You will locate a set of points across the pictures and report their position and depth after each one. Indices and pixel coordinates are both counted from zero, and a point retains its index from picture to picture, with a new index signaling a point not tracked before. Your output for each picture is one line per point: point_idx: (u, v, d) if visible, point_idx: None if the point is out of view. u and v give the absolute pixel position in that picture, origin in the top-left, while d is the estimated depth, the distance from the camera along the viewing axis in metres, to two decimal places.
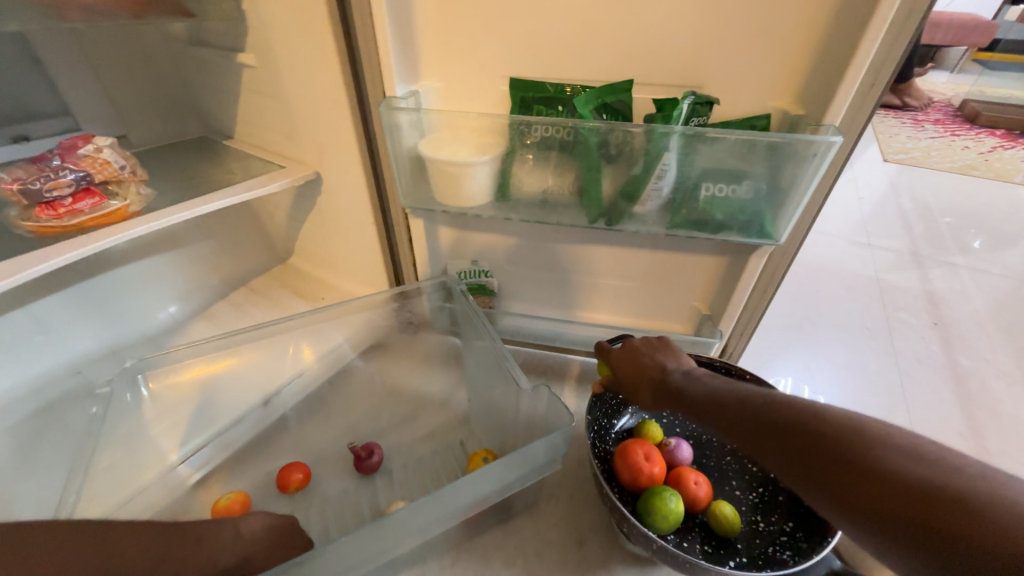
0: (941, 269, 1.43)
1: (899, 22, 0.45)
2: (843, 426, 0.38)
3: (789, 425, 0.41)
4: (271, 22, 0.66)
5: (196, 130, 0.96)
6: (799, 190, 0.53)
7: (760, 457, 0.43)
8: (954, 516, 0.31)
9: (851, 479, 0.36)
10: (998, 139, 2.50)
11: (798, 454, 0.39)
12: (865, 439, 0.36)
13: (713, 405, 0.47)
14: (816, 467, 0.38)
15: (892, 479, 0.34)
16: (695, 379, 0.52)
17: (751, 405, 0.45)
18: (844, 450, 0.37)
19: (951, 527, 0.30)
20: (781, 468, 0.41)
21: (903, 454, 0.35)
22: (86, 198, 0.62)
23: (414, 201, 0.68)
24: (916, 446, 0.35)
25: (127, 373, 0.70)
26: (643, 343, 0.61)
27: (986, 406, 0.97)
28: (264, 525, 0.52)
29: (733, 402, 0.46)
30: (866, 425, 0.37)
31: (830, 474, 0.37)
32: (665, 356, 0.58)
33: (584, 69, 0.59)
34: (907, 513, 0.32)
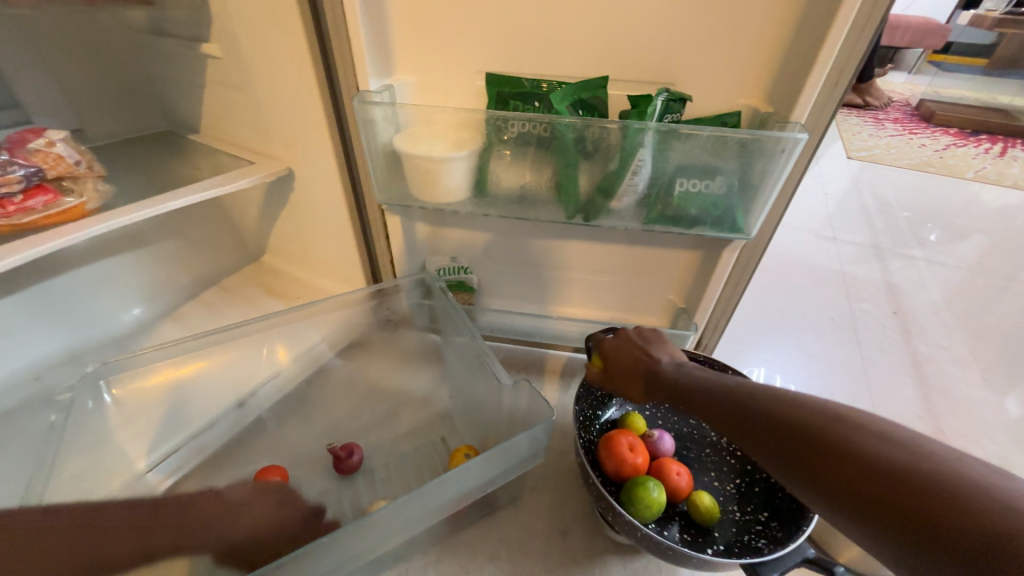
0: (901, 261, 1.51)
1: (861, 22, 0.46)
2: (825, 413, 0.39)
3: (773, 414, 0.42)
4: (237, 12, 0.63)
5: (160, 124, 0.92)
6: (769, 186, 0.55)
7: (746, 446, 0.44)
8: (925, 497, 0.31)
9: (832, 465, 0.36)
10: (951, 137, 2.64)
11: (781, 441, 0.40)
12: (844, 425, 0.37)
13: (704, 395, 0.49)
14: (797, 453, 0.38)
15: (867, 462, 0.34)
16: (688, 371, 0.54)
17: (741, 398, 0.45)
18: (824, 435, 0.37)
19: (922, 507, 0.31)
20: (764, 456, 0.41)
21: (880, 438, 0.35)
22: (38, 195, 0.59)
23: (391, 197, 0.67)
24: (893, 430, 0.35)
25: (88, 379, 0.65)
26: (636, 335, 0.62)
27: (942, 390, 1.03)
28: (244, 492, 0.60)
29: (724, 393, 0.47)
30: (846, 413, 0.38)
31: (810, 459, 0.37)
32: (658, 347, 0.59)
33: (560, 65, 0.60)
34: (886, 499, 0.32)
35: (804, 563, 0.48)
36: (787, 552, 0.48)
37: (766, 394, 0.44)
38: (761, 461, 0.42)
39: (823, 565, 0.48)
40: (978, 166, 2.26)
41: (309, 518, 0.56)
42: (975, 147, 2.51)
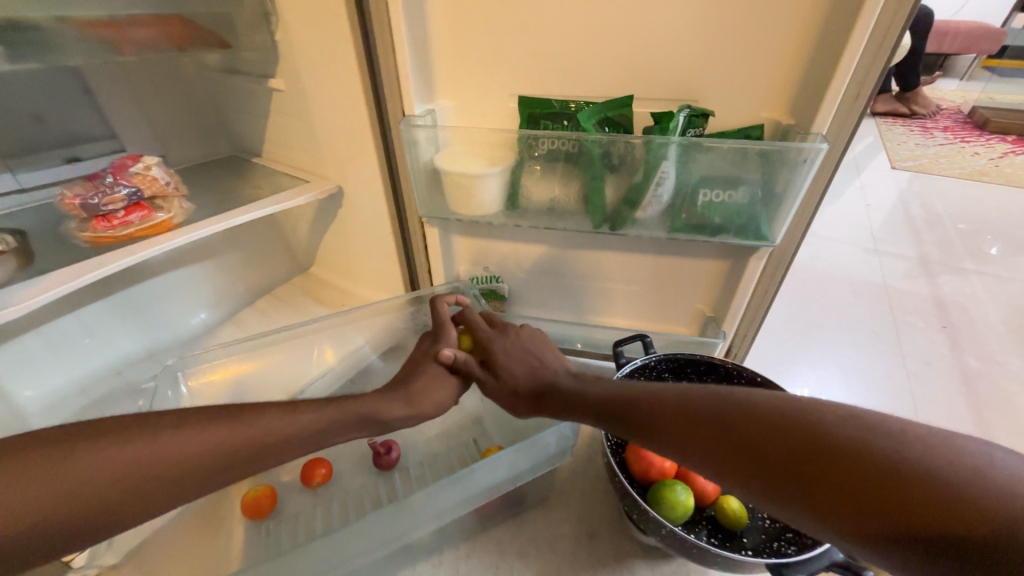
0: (952, 275, 1.43)
1: (879, 37, 0.48)
2: (796, 414, 0.37)
3: (740, 421, 0.39)
4: (300, 50, 0.72)
5: (227, 150, 1.03)
6: (793, 194, 0.56)
7: (711, 471, 0.40)
8: (931, 495, 0.29)
9: (819, 477, 0.33)
10: (1010, 145, 2.49)
11: (758, 459, 0.37)
12: (820, 427, 0.35)
13: (647, 408, 0.46)
14: (777, 465, 0.36)
15: (851, 461, 0.33)
16: (594, 381, 0.55)
17: (699, 408, 0.42)
18: (807, 444, 0.35)
19: (925, 509, 0.29)
20: (733, 474, 0.38)
21: (863, 432, 0.34)
22: (136, 211, 0.68)
23: (431, 211, 0.73)
24: (875, 421, 0.34)
25: (168, 371, 0.72)
26: (528, 339, 0.63)
27: (1000, 409, 0.97)
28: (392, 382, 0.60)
29: (672, 404, 0.44)
30: (814, 411, 0.36)
31: (794, 470, 0.35)
32: (554, 357, 0.61)
33: (586, 88, 0.64)
34: (885, 509, 0.30)
35: (831, 567, 0.47)
36: (812, 556, 0.48)
37: (716, 396, 0.42)
38: (735, 486, 0.38)
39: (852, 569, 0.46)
40: None
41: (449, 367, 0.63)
42: None
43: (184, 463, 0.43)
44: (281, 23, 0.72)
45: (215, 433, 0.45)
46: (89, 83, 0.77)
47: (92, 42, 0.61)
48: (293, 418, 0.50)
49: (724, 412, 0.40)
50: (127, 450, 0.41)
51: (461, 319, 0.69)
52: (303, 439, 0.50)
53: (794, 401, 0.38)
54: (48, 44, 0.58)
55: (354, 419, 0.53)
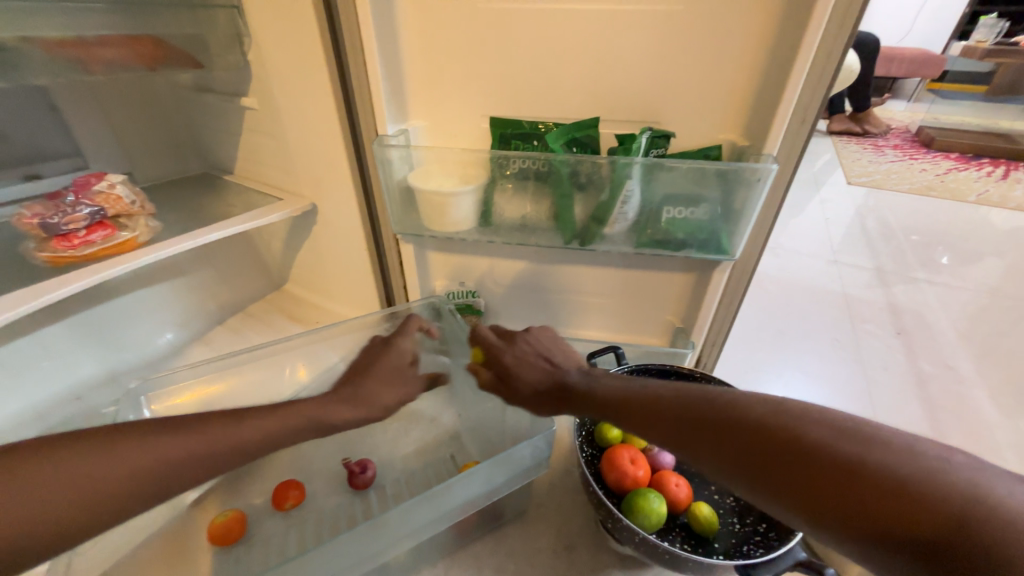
0: (905, 285, 1.52)
1: (819, 67, 0.53)
2: (781, 415, 0.38)
3: (727, 421, 0.40)
4: (273, 69, 0.72)
5: (198, 168, 1.01)
6: (749, 211, 0.59)
7: (696, 464, 0.42)
8: (899, 495, 0.31)
9: (800, 475, 0.35)
10: (953, 162, 2.69)
11: (741, 457, 0.38)
12: (804, 428, 0.36)
13: (642, 408, 0.47)
14: (760, 463, 0.37)
15: (829, 461, 0.34)
16: (595, 380, 0.55)
17: (691, 409, 0.43)
18: (788, 444, 0.36)
19: (896, 506, 0.31)
20: (718, 469, 0.40)
21: (839, 436, 0.35)
22: (99, 229, 0.66)
23: (405, 227, 0.73)
24: (852, 423, 0.36)
25: (131, 395, 0.70)
26: (531, 342, 0.63)
27: (951, 409, 1.03)
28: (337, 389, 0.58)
29: (665, 405, 0.45)
30: (799, 412, 0.38)
31: (777, 468, 0.36)
32: (559, 358, 0.61)
33: (555, 110, 0.67)
34: (860, 505, 0.32)
35: (797, 566, 0.49)
36: (779, 554, 0.50)
37: (703, 397, 0.43)
38: (719, 478, 0.40)
39: (813, 567, 0.48)
40: (981, 189, 2.29)
41: (400, 373, 0.63)
42: (977, 171, 2.55)
43: (152, 473, 0.43)
44: (253, 43, 0.72)
45: (142, 448, 0.43)
46: (55, 100, 0.75)
47: (60, 60, 0.61)
48: (251, 423, 0.49)
49: (713, 412, 0.41)
50: (91, 464, 0.41)
51: (472, 337, 0.69)
52: (238, 452, 0.48)
53: (780, 403, 0.39)
54: (12, 63, 0.57)
55: (297, 427, 0.51)
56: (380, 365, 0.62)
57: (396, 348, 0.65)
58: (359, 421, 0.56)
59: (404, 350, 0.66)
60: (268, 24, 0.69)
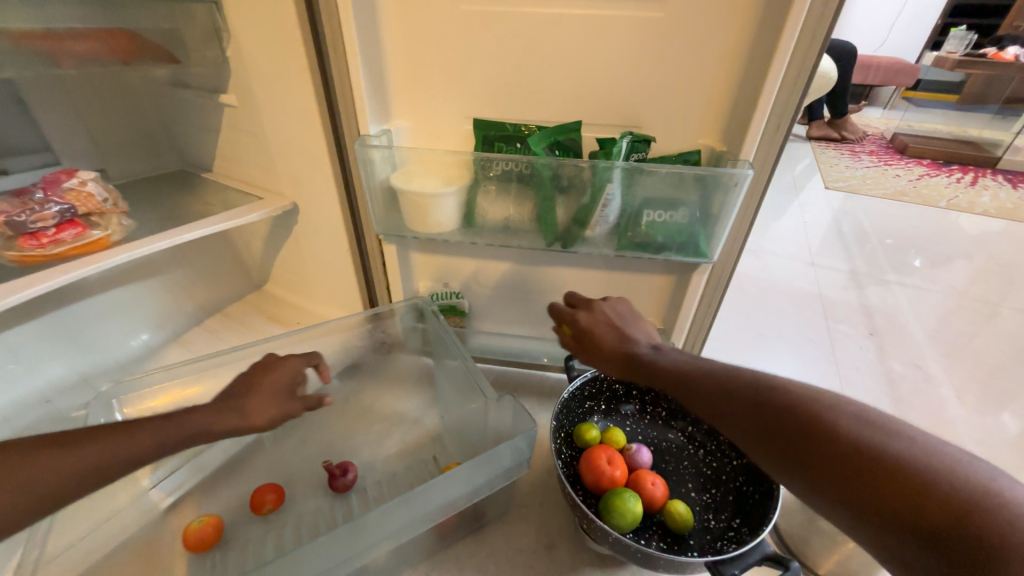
0: (878, 286, 1.57)
1: (793, 77, 0.54)
2: (813, 401, 0.41)
3: (762, 400, 0.44)
4: (253, 66, 0.71)
5: (174, 163, 0.99)
6: (725, 215, 0.61)
7: (730, 435, 0.46)
8: (899, 479, 0.33)
9: (814, 452, 0.38)
10: (924, 168, 2.78)
11: (774, 432, 0.42)
12: (829, 415, 0.39)
13: (689, 383, 0.50)
14: (783, 438, 0.41)
15: (842, 443, 0.37)
16: (665, 355, 0.56)
17: (734, 389, 0.47)
18: (810, 425, 0.40)
19: (894, 488, 0.33)
20: (746, 440, 0.44)
21: (865, 428, 0.37)
22: (69, 228, 0.64)
23: (387, 228, 0.73)
24: (878, 419, 0.38)
25: (101, 399, 0.68)
26: (606, 317, 0.64)
27: (918, 407, 1.07)
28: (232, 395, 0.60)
29: (711, 383, 0.49)
30: (832, 402, 0.40)
31: (796, 443, 0.40)
32: (636, 333, 0.62)
33: (538, 113, 0.68)
34: (863, 483, 0.35)
35: (763, 560, 0.51)
36: (748, 549, 0.51)
37: (746, 380, 0.47)
38: (747, 447, 0.45)
39: (780, 562, 0.49)
40: (950, 195, 2.38)
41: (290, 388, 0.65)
42: (947, 177, 2.64)
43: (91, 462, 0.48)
44: (231, 38, 0.71)
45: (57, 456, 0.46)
46: (23, 93, 0.73)
47: (27, 53, 0.59)
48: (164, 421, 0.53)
49: (754, 391, 0.45)
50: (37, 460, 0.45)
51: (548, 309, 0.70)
52: (117, 460, 0.49)
53: (818, 392, 0.42)
54: None
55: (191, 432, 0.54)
56: (270, 380, 0.64)
57: (287, 366, 0.67)
58: (233, 431, 0.58)
59: (295, 367, 0.68)
60: (248, 20, 0.68)
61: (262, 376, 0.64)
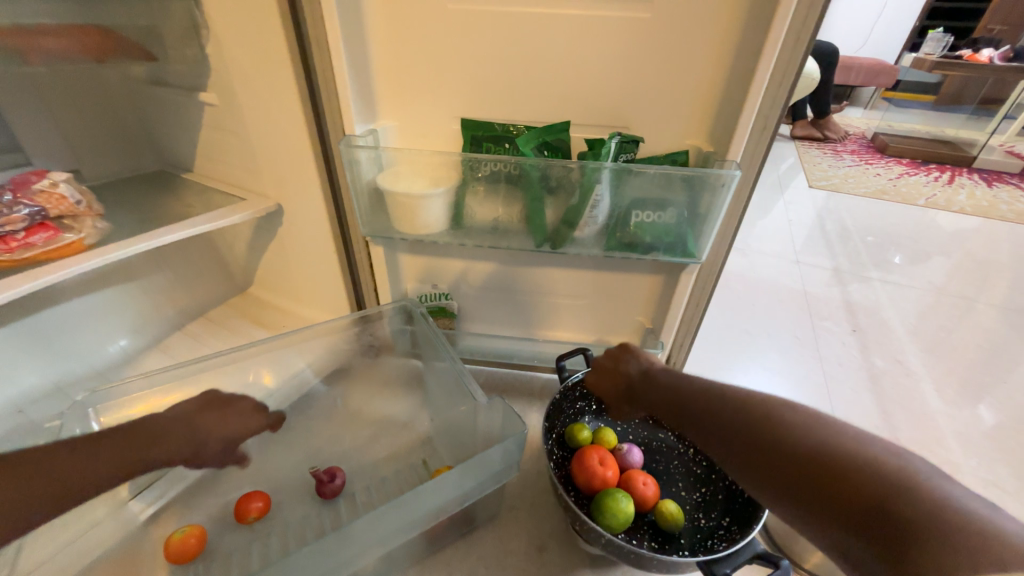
0: (860, 283, 1.61)
1: (778, 79, 0.55)
2: (769, 417, 0.48)
3: (728, 419, 0.51)
4: (233, 64, 0.70)
5: (154, 165, 0.97)
6: (713, 216, 0.61)
7: (710, 451, 0.52)
8: (841, 479, 0.40)
9: (772, 463, 0.45)
10: (904, 167, 2.85)
11: (741, 449, 0.48)
12: (782, 429, 0.46)
13: (673, 407, 0.58)
14: (747, 453, 0.48)
15: (796, 454, 0.44)
16: (654, 381, 0.63)
17: (707, 411, 0.54)
18: (767, 439, 0.46)
19: (837, 487, 0.40)
20: (720, 456, 0.51)
21: (811, 435, 0.44)
22: (40, 231, 0.62)
23: (374, 230, 0.72)
24: (822, 427, 0.45)
25: (77, 408, 0.66)
26: (608, 358, 0.71)
27: (900, 402, 1.09)
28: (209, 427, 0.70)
29: (690, 406, 0.56)
30: (784, 416, 0.47)
31: (758, 457, 0.47)
32: (630, 361, 0.69)
33: (526, 112, 0.67)
34: (814, 487, 0.41)
35: (755, 558, 0.51)
36: (738, 548, 0.52)
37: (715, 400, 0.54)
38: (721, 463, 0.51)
39: (772, 560, 0.49)
40: (929, 193, 2.44)
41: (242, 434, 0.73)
42: (925, 176, 2.71)
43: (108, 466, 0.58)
44: (210, 35, 0.69)
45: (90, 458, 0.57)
46: None
47: None
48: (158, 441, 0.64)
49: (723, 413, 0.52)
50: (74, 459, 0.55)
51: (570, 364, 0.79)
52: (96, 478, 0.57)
53: (773, 407, 0.49)
54: None
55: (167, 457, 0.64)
56: (228, 423, 0.72)
57: (240, 414, 0.73)
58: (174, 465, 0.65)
59: (248, 410, 0.74)
60: (227, 16, 0.66)
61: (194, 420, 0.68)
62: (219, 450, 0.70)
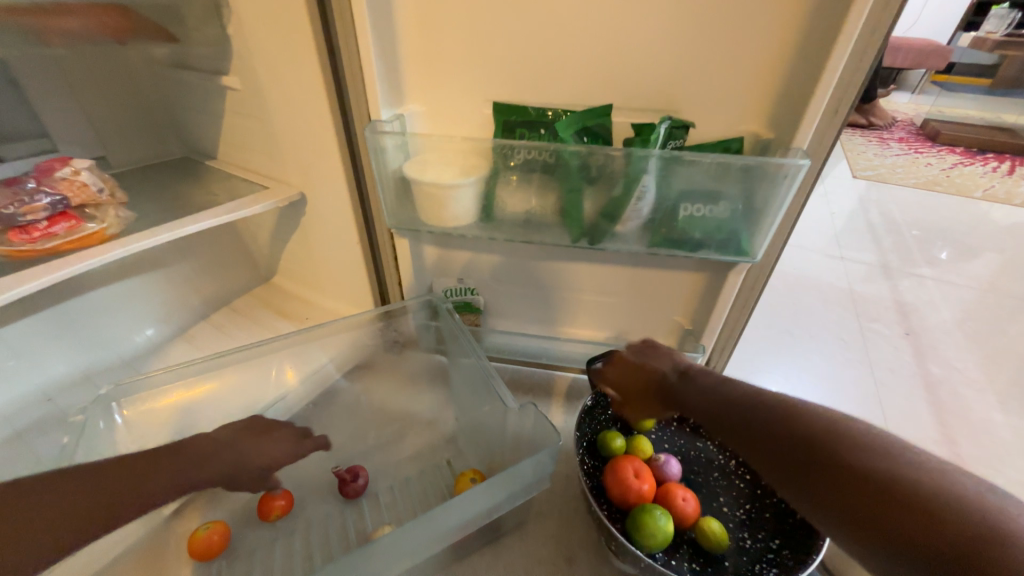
0: (911, 281, 1.49)
1: (858, 53, 0.47)
2: (828, 430, 0.43)
3: (780, 427, 0.46)
4: (255, 46, 0.66)
5: (178, 151, 0.96)
6: (771, 209, 0.55)
7: (754, 463, 0.48)
8: (907, 506, 0.36)
9: (827, 482, 0.40)
10: (958, 156, 2.65)
11: (790, 461, 0.44)
12: (841, 445, 0.41)
13: (710, 407, 0.54)
14: (800, 467, 0.43)
15: (855, 473, 0.39)
16: (692, 380, 0.59)
17: (754, 414, 0.49)
18: (823, 454, 0.42)
19: (902, 516, 0.35)
20: (768, 470, 0.46)
21: (879, 456, 0.39)
22: (61, 221, 0.61)
23: (399, 221, 0.69)
24: (891, 448, 0.40)
25: (100, 402, 0.66)
26: (635, 355, 0.68)
27: (957, 412, 1.01)
28: (251, 448, 0.66)
29: (734, 407, 0.52)
30: (846, 431, 0.42)
31: (811, 472, 0.42)
32: (658, 357, 0.66)
33: (564, 95, 0.62)
34: (874, 512, 0.37)
35: None
36: None
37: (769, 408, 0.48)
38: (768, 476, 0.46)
39: None
40: (986, 184, 2.26)
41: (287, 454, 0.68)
42: (982, 166, 2.51)
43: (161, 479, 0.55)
44: (232, 15, 0.66)
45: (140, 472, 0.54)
46: (14, 74, 0.68)
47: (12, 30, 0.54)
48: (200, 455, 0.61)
49: (772, 419, 0.47)
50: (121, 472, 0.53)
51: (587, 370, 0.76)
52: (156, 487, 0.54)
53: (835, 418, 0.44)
54: None
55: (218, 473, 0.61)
56: (265, 444, 0.67)
57: (276, 436, 0.69)
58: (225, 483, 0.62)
59: (285, 433, 0.70)
60: None
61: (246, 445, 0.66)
62: (259, 473, 0.64)
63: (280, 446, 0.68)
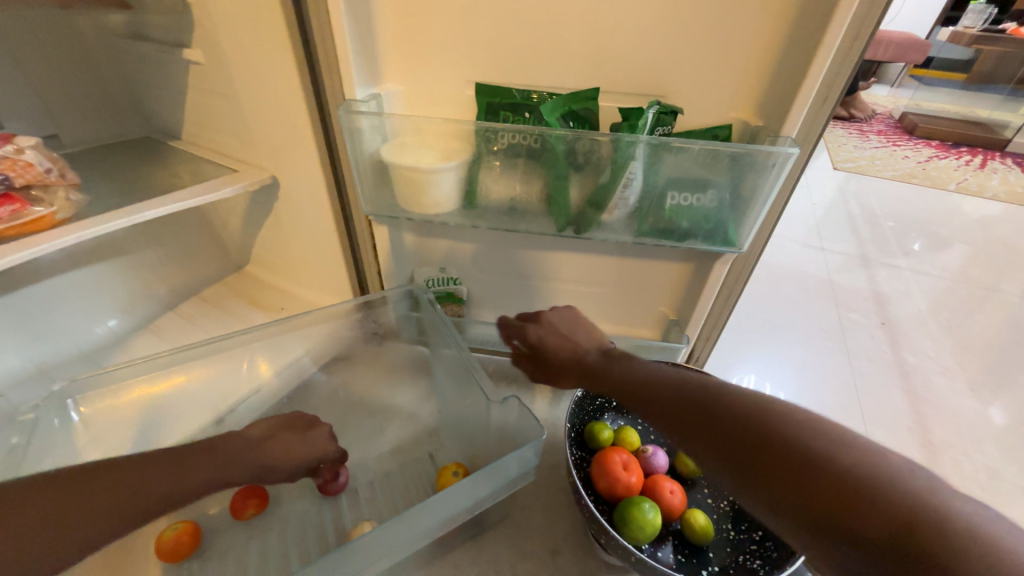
0: (887, 271, 1.52)
1: (849, 40, 0.46)
2: (764, 413, 0.41)
3: (715, 411, 0.43)
4: (219, 17, 0.62)
5: (139, 129, 0.90)
6: (759, 199, 0.54)
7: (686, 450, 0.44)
8: (852, 494, 0.34)
9: (769, 471, 0.38)
10: (933, 149, 2.70)
11: (728, 449, 0.41)
12: (777, 428, 0.39)
13: (639, 388, 0.51)
14: (738, 455, 0.40)
15: (796, 458, 0.37)
16: (614, 360, 0.58)
17: (686, 397, 0.46)
18: (763, 441, 0.39)
19: (848, 505, 0.33)
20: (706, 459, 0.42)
21: (816, 438, 0.38)
22: (4, 203, 0.55)
23: (378, 208, 0.66)
24: (826, 428, 0.38)
25: (54, 398, 0.62)
26: (561, 323, 0.68)
27: (929, 400, 1.03)
28: (284, 447, 0.61)
29: (665, 388, 0.49)
30: (782, 413, 0.40)
31: (751, 459, 0.39)
32: (584, 334, 0.65)
33: (549, 77, 0.59)
34: (820, 503, 0.35)
35: None
36: None
37: (704, 392, 0.46)
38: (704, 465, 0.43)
39: None
40: (959, 177, 2.32)
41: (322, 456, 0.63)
42: (956, 159, 2.57)
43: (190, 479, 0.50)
44: None
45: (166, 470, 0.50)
46: None
47: None
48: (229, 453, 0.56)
49: (708, 404, 0.44)
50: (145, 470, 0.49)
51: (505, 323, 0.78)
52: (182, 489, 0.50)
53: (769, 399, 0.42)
54: None
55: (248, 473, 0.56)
56: (297, 444, 0.62)
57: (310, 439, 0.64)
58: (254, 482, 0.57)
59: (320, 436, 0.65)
60: None
61: (266, 443, 0.60)
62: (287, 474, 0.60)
63: (313, 448, 0.63)
